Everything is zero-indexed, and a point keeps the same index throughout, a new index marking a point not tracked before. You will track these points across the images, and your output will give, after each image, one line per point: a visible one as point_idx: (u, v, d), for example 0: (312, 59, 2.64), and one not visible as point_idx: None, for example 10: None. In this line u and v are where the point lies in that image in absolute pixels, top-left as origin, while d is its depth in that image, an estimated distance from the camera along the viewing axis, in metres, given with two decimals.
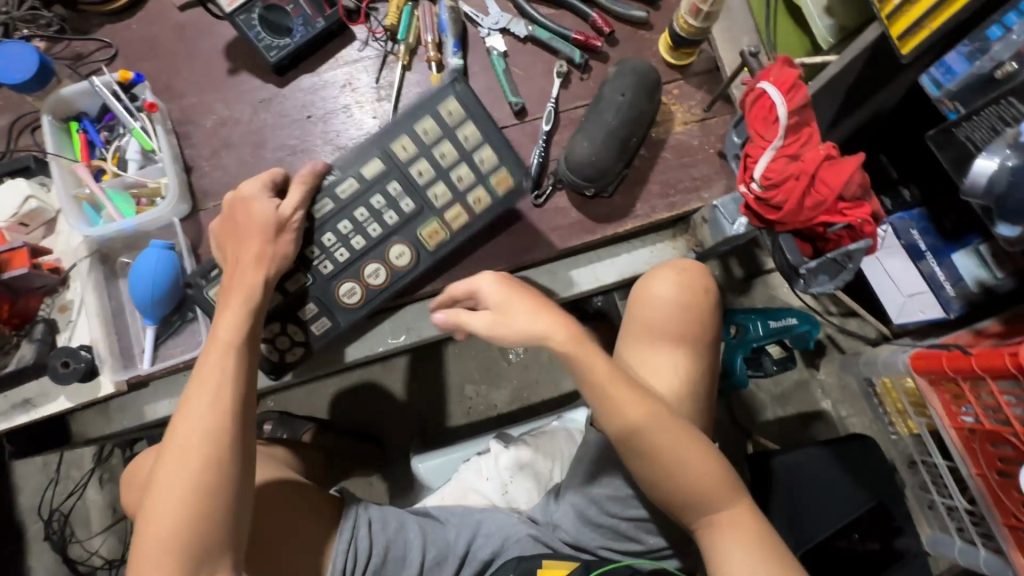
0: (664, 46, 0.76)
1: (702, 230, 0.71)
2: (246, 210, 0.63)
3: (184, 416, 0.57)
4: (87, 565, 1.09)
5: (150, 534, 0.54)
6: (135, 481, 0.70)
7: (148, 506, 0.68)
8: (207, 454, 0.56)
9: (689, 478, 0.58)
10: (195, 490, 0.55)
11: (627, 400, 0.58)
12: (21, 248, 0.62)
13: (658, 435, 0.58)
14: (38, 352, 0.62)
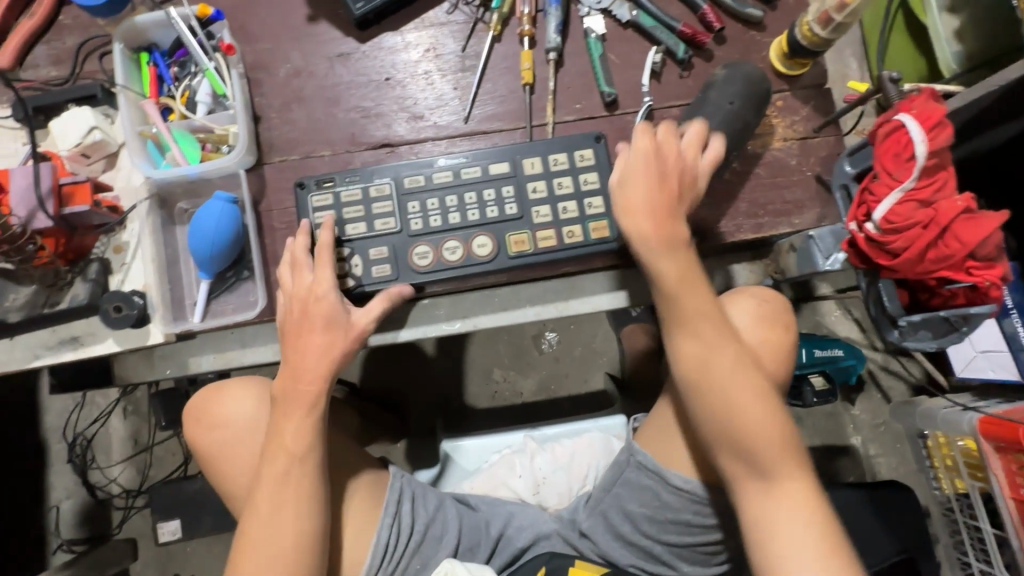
0: (776, 52, 0.70)
1: (788, 258, 0.68)
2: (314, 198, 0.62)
3: (287, 419, 0.59)
4: (105, 491, 1.11)
5: (259, 527, 0.57)
6: (200, 419, 0.67)
7: (213, 446, 0.66)
8: (301, 454, 0.58)
9: (760, 451, 0.56)
10: (287, 491, 0.57)
11: (728, 403, 0.56)
12: (84, 183, 0.59)
13: (754, 418, 0.56)
14: (92, 294, 0.60)
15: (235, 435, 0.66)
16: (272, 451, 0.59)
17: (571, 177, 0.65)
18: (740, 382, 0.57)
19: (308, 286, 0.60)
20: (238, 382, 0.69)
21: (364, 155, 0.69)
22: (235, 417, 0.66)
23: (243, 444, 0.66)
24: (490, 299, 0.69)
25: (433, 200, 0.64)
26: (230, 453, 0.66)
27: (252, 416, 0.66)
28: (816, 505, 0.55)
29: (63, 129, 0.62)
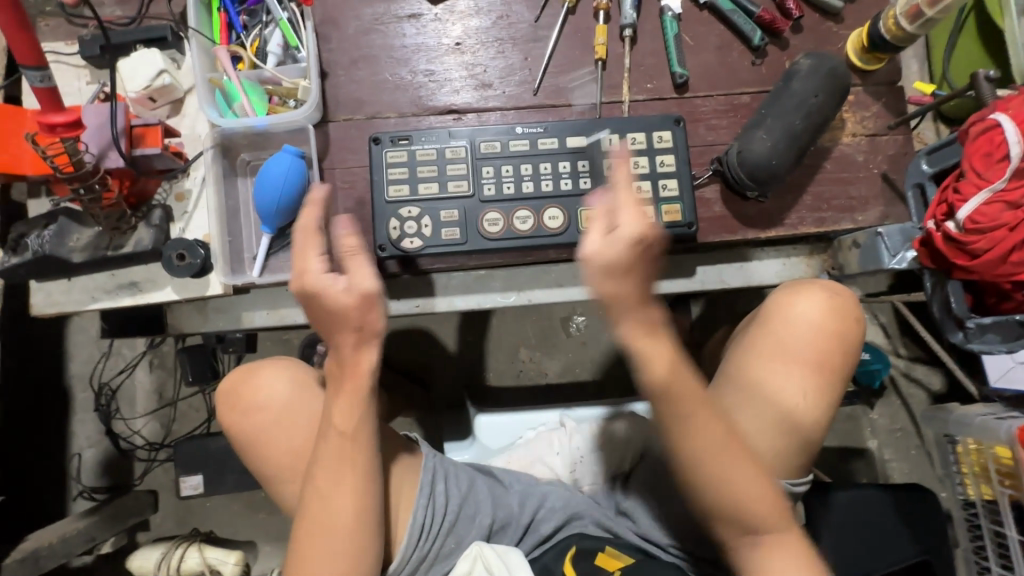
0: (854, 46, 0.68)
1: (850, 254, 0.66)
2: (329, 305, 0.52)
3: (334, 403, 0.57)
4: (128, 442, 1.12)
5: (324, 497, 0.57)
6: (235, 405, 0.67)
7: (249, 431, 0.66)
8: (352, 433, 0.58)
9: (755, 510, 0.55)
10: (351, 466, 0.58)
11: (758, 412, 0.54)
12: (155, 126, 0.59)
13: (729, 472, 0.54)
14: (156, 240, 0.60)
15: (272, 420, 0.66)
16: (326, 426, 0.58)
17: (638, 154, 0.65)
18: (709, 434, 0.53)
19: (344, 293, 0.52)
20: (272, 364, 0.69)
21: (429, 120, 0.68)
22: (270, 402, 0.66)
23: (281, 429, 0.65)
24: (546, 275, 0.69)
25: (508, 167, 0.64)
26: (266, 441, 0.65)
27: (286, 401, 0.66)
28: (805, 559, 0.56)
29: (132, 70, 0.61)
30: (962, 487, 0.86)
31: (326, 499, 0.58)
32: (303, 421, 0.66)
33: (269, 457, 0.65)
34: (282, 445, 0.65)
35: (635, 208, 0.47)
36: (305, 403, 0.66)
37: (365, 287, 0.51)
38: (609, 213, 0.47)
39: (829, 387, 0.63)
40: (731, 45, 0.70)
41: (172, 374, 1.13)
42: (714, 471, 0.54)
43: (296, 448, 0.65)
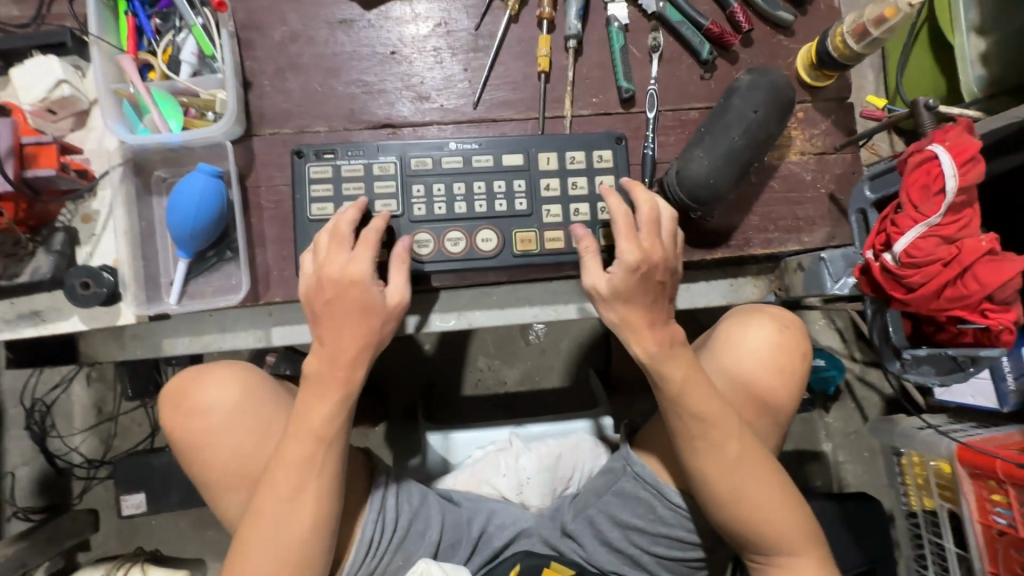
0: (803, 61, 0.66)
1: (795, 277, 0.65)
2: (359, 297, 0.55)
3: (293, 427, 0.54)
4: (65, 460, 1.07)
5: (258, 529, 0.53)
6: (179, 404, 0.64)
7: (194, 433, 0.63)
8: (313, 453, 0.54)
9: (764, 522, 0.57)
10: (311, 472, 0.54)
11: (712, 452, 0.56)
12: (50, 144, 0.54)
13: (755, 496, 0.56)
14: (57, 267, 0.56)
15: (217, 423, 0.63)
16: (280, 453, 0.54)
17: (574, 173, 0.62)
18: (733, 459, 0.56)
19: (345, 266, 0.55)
20: (221, 367, 0.66)
21: (362, 134, 0.64)
22: (217, 404, 0.63)
23: (226, 432, 0.63)
24: (487, 297, 0.66)
25: (439, 186, 0.61)
26: (212, 442, 0.63)
27: (235, 402, 0.64)
28: (813, 559, 0.57)
29: (28, 80, 0.56)
30: (905, 497, 0.88)
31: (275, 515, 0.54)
32: (248, 426, 0.63)
33: (217, 462, 0.63)
34: (226, 448, 0.63)
35: (629, 237, 0.55)
36: (252, 410, 0.64)
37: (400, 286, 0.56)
38: (373, 234, 0.56)
39: (781, 422, 0.64)
40: (680, 58, 0.67)
41: (111, 388, 1.08)
42: (726, 483, 0.56)
43: (239, 454, 0.63)
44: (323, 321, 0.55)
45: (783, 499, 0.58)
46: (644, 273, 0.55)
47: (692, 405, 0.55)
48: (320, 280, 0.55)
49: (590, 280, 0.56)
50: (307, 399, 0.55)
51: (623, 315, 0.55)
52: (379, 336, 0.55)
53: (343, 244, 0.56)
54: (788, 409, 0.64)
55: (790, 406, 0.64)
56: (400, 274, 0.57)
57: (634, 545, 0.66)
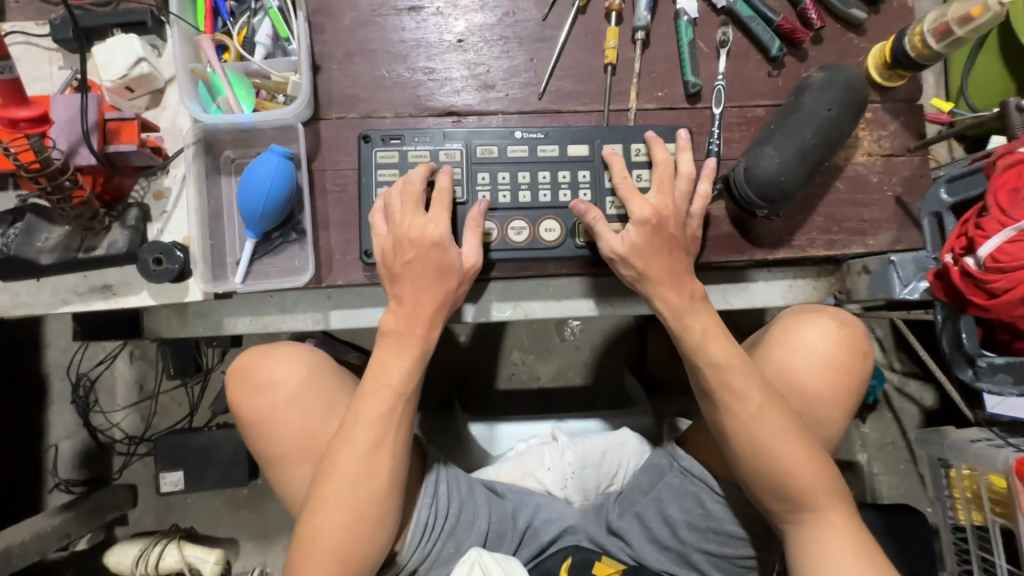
0: (875, 61, 0.65)
1: (858, 280, 0.63)
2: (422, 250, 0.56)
3: (370, 383, 0.56)
4: (106, 435, 1.09)
5: (331, 488, 0.54)
6: (244, 382, 0.62)
7: (258, 410, 0.61)
8: (387, 412, 0.55)
9: (820, 504, 0.56)
10: (386, 430, 0.55)
11: (778, 431, 0.55)
12: (132, 121, 0.55)
13: (812, 479, 0.56)
14: (131, 242, 0.56)
15: (283, 401, 0.61)
16: (354, 412, 0.56)
17: (636, 164, 0.62)
18: (792, 443, 0.56)
19: (421, 228, 0.56)
20: (287, 347, 0.64)
21: (426, 121, 0.64)
22: (285, 381, 0.62)
23: (293, 410, 0.61)
24: (543, 288, 0.65)
25: (505, 174, 0.61)
26: (277, 421, 0.61)
27: (301, 382, 0.62)
28: (868, 543, 0.55)
29: (108, 56, 0.56)
30: (952, 511, 0.85)
31: (347, 474, 0.54)
32: (311, 408, 0.62)
33: (277, 442, 0.61)
34: (291, 425, 0.61)
35: (664, 189, 0.58)
36: (320, 389, 0.62)
37: (472, 256, 0.57)
38: (445, 194, 0.57)
39: (836, 417, 0.63)
40: (748, 54, 0.66)
41: (153, 367, 1.10)
42: (787, 463, 0.55)
43: (306, 431, 0.61)
44: (397, 279, 0.56)
45: (838, 484, 0.57)
46: (658, 225, 0.57)
47: (731, 371, 0.56)
48: (398, 239, 0.56)
49: (607, 243, 0.57)
50: (385, 356, 0.57)
51: (643, 269, 0.57)
52: (452, 296, 0.57)
53: (419, 204, 0.57)
54: (849, 400, 0.63)
55: (849, 406, 0.63)
56: (474, 237, 0.58)
57: (682, 541, 0.66)
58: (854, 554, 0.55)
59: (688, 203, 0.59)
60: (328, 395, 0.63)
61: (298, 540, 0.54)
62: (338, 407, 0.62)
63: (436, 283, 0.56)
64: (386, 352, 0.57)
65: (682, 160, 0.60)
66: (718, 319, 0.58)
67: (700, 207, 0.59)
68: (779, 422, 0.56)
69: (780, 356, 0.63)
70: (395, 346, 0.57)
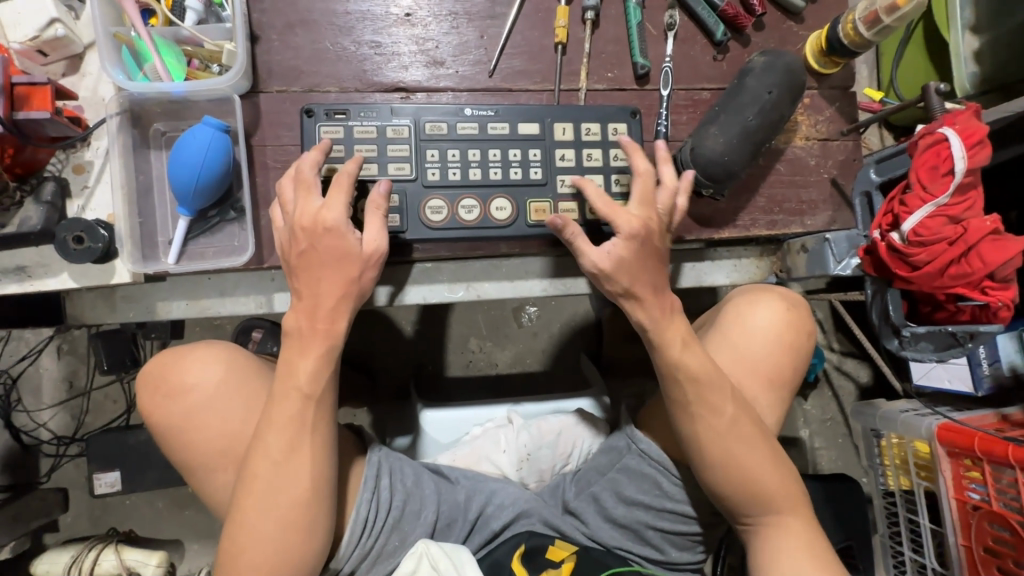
0: (812, 48, 0.68)
1: (797, 259, 0.67)
2: (331, 241, 0.52)
3: (277, 389, 0.53)
4: (32, 437, 1.01)
5: (254, 493, 0.52)
6: (157, 387, 0.58)
7: (175, 417, 0.58)
8: (300, 417, 0.53)
9: (769, 492, 0.58)
10: (297, 437, 0.53)
11: (725, 427, 0.57)
12: (43, 86, 0.50)
13: (761, 465, 0.58)
14: (46, 219, 0.52)
15: (201, 405, 0.58)
16: (265, 419, 0.53)
17: (585, 143, 0.62)
18: (744, 432, 0.58)
19: (314, 214, 0.52)
20: (205, 346, 0.61)
21: (373, 97, 0.62)
22: (201, 383, 0.58)
23: (212, 415, 0.58)
24: (496, 269, 0.65)
25: (454, 151, 0.60)
26: (193, 427, 0.58)
27: (220, 383, 0.59)
28: (802, 514, 0.59)
29: (17, 15, 0.52)
30: (883, 477, 0.91)
31: (265, 486, 0.52)
32: (231, 410, 0.58)
33: (199, 448, 0.58)
34: (214, 431, 0.58)
35: (645, 202, 0.57)
36: (239, 390, 0.59)
37: (375, 241, 0.54)
38: (345, 178, 0.54)
39: (783, 398, 0.66)
40: (694, 38, 0.68)
41: (84, 362, 1.03)
42: (740, 452, 0.57)
43: (229, 437, 0.58)
44: (299, 272, 0.53)
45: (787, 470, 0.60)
46: (644, 241, 0.55)
47: (705, 384, 0.56)
48: (291, 229, 0.53)
49: (589, 258, 0.55)
50: (290, 361, 0.53)
51: (629, 287, 0.55)
52: (357, 286, 0.54)
53: (313, 191, 0.53)
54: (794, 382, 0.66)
55: (790, 386, 0.66)
56: (375, 220, 0.54)
57: (635, 517, 0.67)
58: (792, 533, 0.59)
59: (669, 217, 0.59)
60: (248, 395, 0.59)
61: (222, 555, 0.53)
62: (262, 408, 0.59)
63: (357, 286, 0.54)
64: (291, 359, 0.53)
65: (663, 172, 0.59)
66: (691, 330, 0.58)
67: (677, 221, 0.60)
68: (724, 418, 0.57)
69: (737, 341, 0.65)
70: (303, 351, 0.53)
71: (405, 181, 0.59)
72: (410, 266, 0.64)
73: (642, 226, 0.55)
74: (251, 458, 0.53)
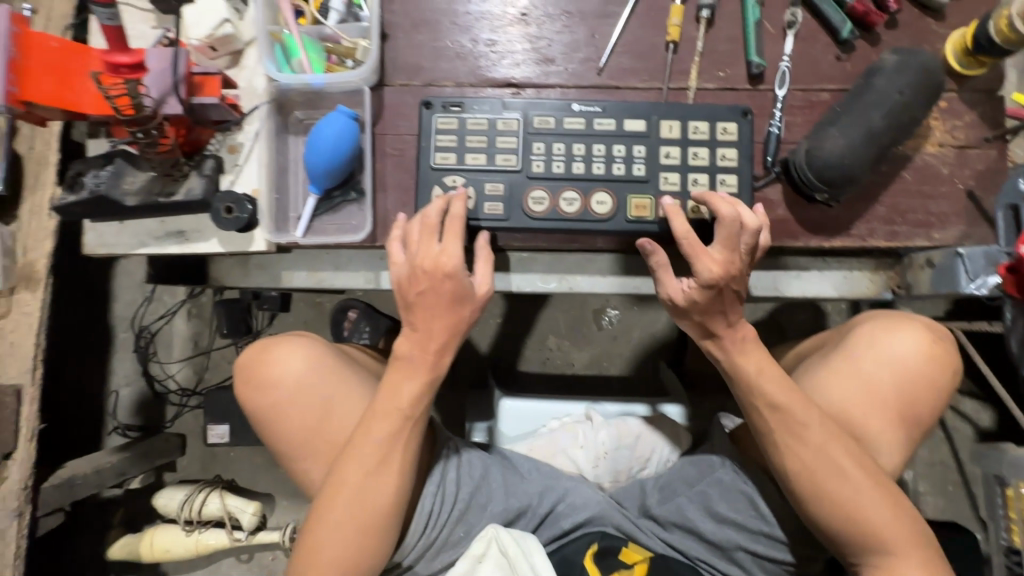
0: (953, 47, 0.62)
1: (921, 274, 0.64)
2: (437, 275, 0.54)
3: (382, 402, 0.56)
4: (162, 386, 1.16)
5: (344, 491, 0.55)
6: (249, 379, 0.62)
7: (264, 409, 0.62)
8: (399, 430, 0.56)
9: (877, 532, 0.55)
10: (390, 447, 0.56)
11: (837, 471, 0.56)
12: (215, 75, 0.58)
13: (874, 510, 0.55)
14: (207, 190, 0.60)
15: (285, 399, 0.61)
16: (365, 425, 0.56)
17: (690, 142, 0.61)
18: (856, 474, 0.56)
19: (436, 258, 0.54)
20: (288, 341, 0.63)
21: (486, 92, 0.65)
22: (285, 379, 0.61)
23: (294, 409, 0.61)
24: (590, 262, 0.66)
25: (560, 145, 0.61)
26: (280, 420, 0.61)
27: (301, 381, 0.61)
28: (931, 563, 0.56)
29: (197, 17, 0.62)
30: (1006, 533, 0.81)
31: (349, 483, 0.55)
32: (313, 407, 0.61)
33: (285, 437, 0.62)
34: (295, 424, 0.61)
35: (725, 245, 0.54)
36: (316, 389, 0.61)
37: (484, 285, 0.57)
38: (460, 224, 0.56)
39: (912, 438, 0.61)
40: (816, 37, 0.65)
41: (208, 325, 1.17)
42: (836, 487, 0.56)
43: (312, 430, 0.61)
44: (414, 304, 0.56)
45: (907, 517, 0.56)
46: (720, 287, 0.54)
47: (788, 414, 0.56)
48: (413, 270, 0.55)
49: (665, 292, 0.56)
50: (396, 378, 0.57)
51: (699, 321, 0.57)
52: (463, 322, 0.57)
53: (434, 236, 0.55)
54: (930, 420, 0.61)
55: (925, 425, 0.61)
56: (485, 267, 0.57)
57: (726, 539, 0.66)
58: None
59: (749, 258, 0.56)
60: (329, 396, 0.62)
61: (302, 540, 0.56)
62: (337, 410, 0.61)
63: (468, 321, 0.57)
64: (395, 376, 0.57)
65: (745, 211, 0.55)
66: (767, 357, 0.58)
67: (757, 255, 0.57)
68: (838, 460, 0.56)
69: (866, 366, 0.61)
70: (409, 376, 0.56)
71: (509, 171, 0.61)
72: (500, 254, 0.67)
73: (716, 277, 0.53)
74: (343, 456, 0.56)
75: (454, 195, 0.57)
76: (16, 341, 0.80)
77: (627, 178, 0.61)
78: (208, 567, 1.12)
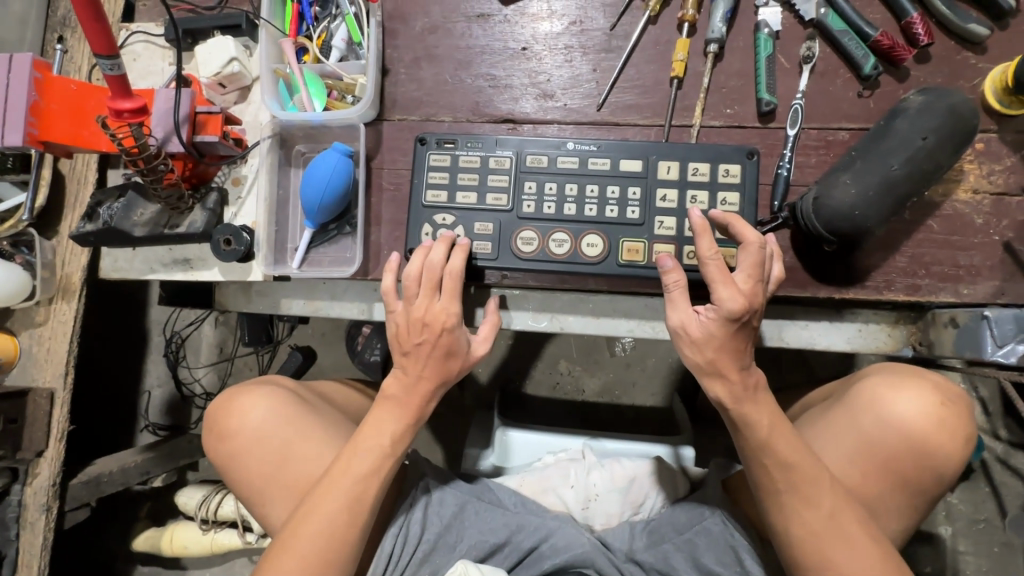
0: (993, 84, 0.57)
1: (944, 333, 0.57)
2: (434, 329, 0.55)
3: (357, 442, 0.57)
4: (189, 389, 1.22)
5: (304, 529, 0.55)
6: (213, 428, 0.65)
7: (224, 456, 0.64)
8: (370, 471, 0.56)
9: None
10: (359, 489, 0.56)
11: (835, 536, 0.52)
12: (217, 114, 0.61)
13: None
14: (207, 222, 0.62)
15: (246, 446, 0.63)
16: (338, 462, 0.57)
17: (689, 184, 0.59)
18: (858, 540, 0.52)
19: (435, 313, 0.55)
20: (254, 389, 0.65)
21: (483, 128, 0.65)
22: (245, 428, 0.63)
23: (254, 455, 0.63)
24: (582, 303, 0.64)
25: (552, 185, 0.60)
26: (241, 465, 0.63)
27: (260, 428, 0.63)
28: None
29: (206, 56, 0.63)
30: None
31: (313, 518, 0.55)
32: (269, 453, 0.62)
33: (245, 481, 0.63)
34: (251, 470, 0.63)
35: (752, 272, 0.51)
36: (277, 435, 0.63)
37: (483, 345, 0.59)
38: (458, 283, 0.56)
39: (919, 502, 0.56)
40: (836, 72, 0.60)
41: (233, 333, 1.22)
42: (836, 554, 0.52)
43: (269, 476, 0.62)
44: (407, 353, 0.56)
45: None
46: (742, 319, 0.50)
47: (797, 471, 0.52)
48: (411, 322, 0.56)
49: (676, 317, 0.52)
50: (373, 421, 0.57)
51: (711, 359, 0.51)
52: (451, 376, 0.58)
53: (434, 288, 0.56)
54: (942, 484, 0.56)
55: (935, 490, 0.56)
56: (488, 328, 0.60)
57: None
58: None
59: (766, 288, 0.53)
60: (285, 442, 0.63)
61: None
62: (296, 456, 0.62)
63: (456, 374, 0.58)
64: (367, 419, 0.57)
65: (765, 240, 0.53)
66: (779, 411, 0.53)
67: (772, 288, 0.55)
68: (833, 526, 0.52)
69: (867, 425, 0.56)
70: (381, 420, 0.57)
71: (499, 210, 0.61)
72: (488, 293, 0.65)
73: (743, 309, 0.50)
74: (312, 493, 0.57)
75: (457, 244, 0.57)
76: (52, 347, 0.85)
77: (619, 221, 0.59)
78: (222, 565, 1.17)
